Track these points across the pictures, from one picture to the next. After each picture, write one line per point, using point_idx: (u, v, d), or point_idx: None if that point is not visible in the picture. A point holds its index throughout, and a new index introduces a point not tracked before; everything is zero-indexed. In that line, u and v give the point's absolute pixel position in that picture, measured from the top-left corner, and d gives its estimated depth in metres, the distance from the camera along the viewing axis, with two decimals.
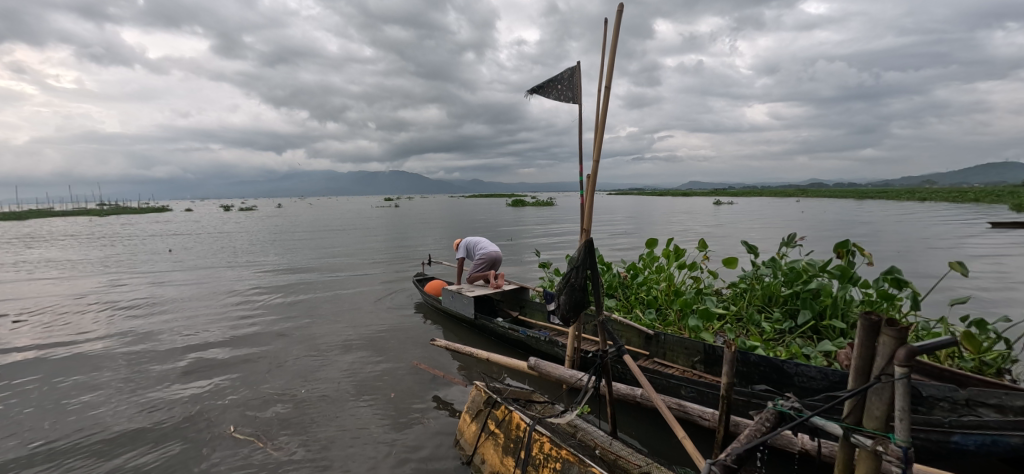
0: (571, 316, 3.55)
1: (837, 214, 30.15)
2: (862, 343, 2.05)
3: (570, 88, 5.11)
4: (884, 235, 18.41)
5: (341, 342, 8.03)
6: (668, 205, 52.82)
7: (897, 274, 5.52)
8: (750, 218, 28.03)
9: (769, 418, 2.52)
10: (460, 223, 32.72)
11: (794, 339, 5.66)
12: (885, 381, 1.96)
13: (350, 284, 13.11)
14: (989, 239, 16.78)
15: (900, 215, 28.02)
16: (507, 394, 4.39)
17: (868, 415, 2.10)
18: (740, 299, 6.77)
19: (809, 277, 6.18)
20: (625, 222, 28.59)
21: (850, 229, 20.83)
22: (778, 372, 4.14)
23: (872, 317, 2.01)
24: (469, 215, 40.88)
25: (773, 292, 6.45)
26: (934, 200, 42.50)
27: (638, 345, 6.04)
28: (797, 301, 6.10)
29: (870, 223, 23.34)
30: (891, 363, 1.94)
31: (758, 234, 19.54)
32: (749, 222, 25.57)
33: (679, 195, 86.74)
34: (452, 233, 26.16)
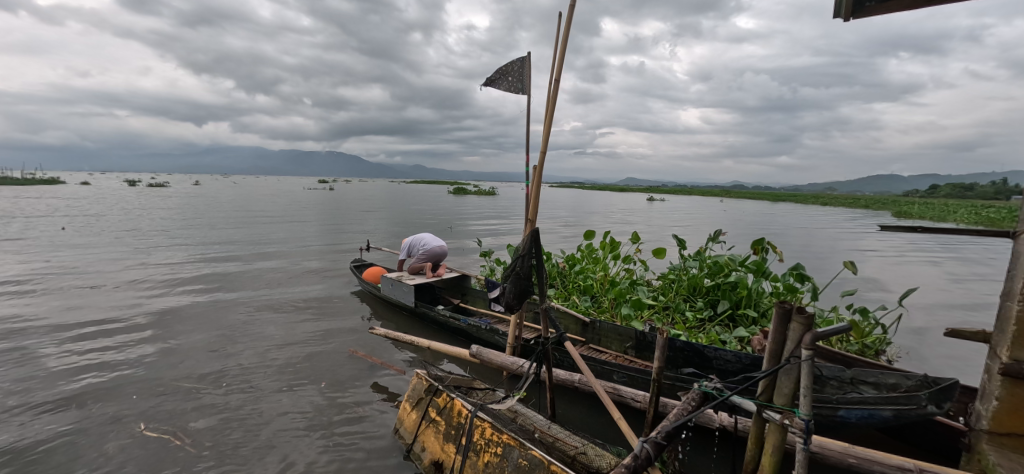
0: (515, 303, 3.59)
1: (753, 214, 33.18)
2: (776, 330, 2.28)
3: (520, 80, 5.11)
4: (792, 235, 20.56)
5: (269, 331, 7.55)
6: (606, 201, 55.01)
7: (802, 269, 6.18)
8: (680, 216, 30.00)
9: (694, 398, 2.72)
10: (402, 210, 31.80)
11: (714, 326, 6.17)
12: (794, 363, 2.21)
13: (280, 271, 12.31)
14: (874, 241, 19.35)
15: (806, 218, 31.37)
16: (449, 381, 4.38)
17: (778, 393, 2.35)
18: (668, 290, 7.22)
19: (728, 271, 6.75)
20: (566, 215, 29.38)
21: (763, 228, 23.05)
22: (699, 356, 4.49)
23: (785, 305, 2.25)
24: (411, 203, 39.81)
25: (698, 284, 6.94)
26: (833, 205, 48.10)
27: (575, 331, 6.23)
28: (718, 292, 6.63)
29: (780, 224, 25.95)
30: (799, 347, 2.19)
31: (686, 230, 21.01)
32: (679, 219, 27.37)
33: (618, 191, 90.38)
34: (393, 220, 25.36)
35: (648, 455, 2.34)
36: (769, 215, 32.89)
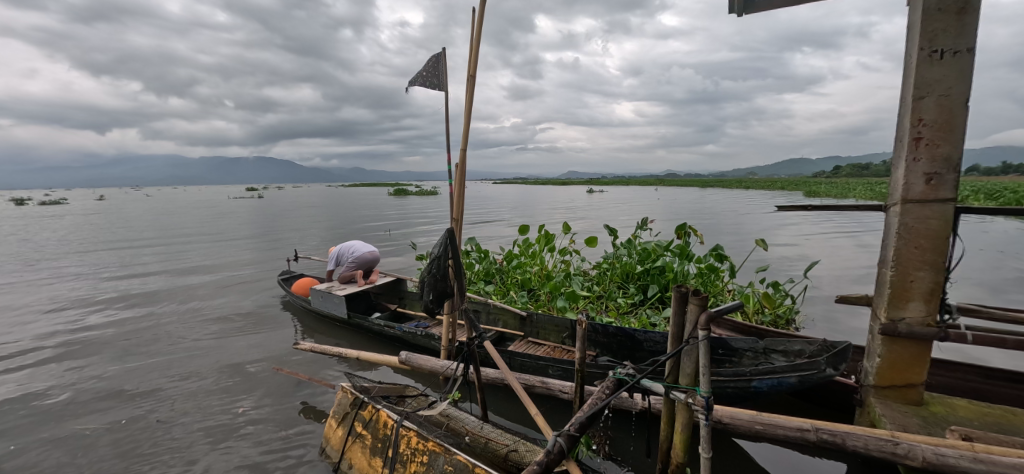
0: (436, 306, 3.50)
1: (684, 201, 35.29)
2: (676, 313, 2.37)
3: (437, 76, 4.95)
4: (717, 219, 22.08)
5: (183, 350, 6.87)
6: (549, 194, 56.00)
7: (721, 250, 6.59)
8: (617, 206, 31.23)
9: (609, 386, 2.76)
10: (339, 215, 30.41)
11: (645, 310, 6.42)
12: (693, 344, 2.30)
13: (198, 284, 11.25)
14: (786, 220, 21.25)
15: (729, 202, 33.84)
16: (377, 391, 4.16)
17: (682, 373, 2.44)
18: (602, 278, 7.41)
19: (656, 256, 7.06)
20: (509, 211, 29.56)
21: (693, 213, 24.56)
22: (631, 341, 4.50)
23: (682, 289, 2.33)
24: (349, 206, 38.14)
25: (629, 270, 7.18)
26: (752, 189, 52.34)
27: (513, 326, 6.11)
28: (648, 277, 6.90)
29: (707, 209, 27.79)
30: (696, 328, 2.27)
31: (622, 219, 21.91)
32: (616, 209, 28.51)
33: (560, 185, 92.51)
34: (329, 226, 24.18)
35: (561, 448, 2.34)
36: (697, 201, 35.11)
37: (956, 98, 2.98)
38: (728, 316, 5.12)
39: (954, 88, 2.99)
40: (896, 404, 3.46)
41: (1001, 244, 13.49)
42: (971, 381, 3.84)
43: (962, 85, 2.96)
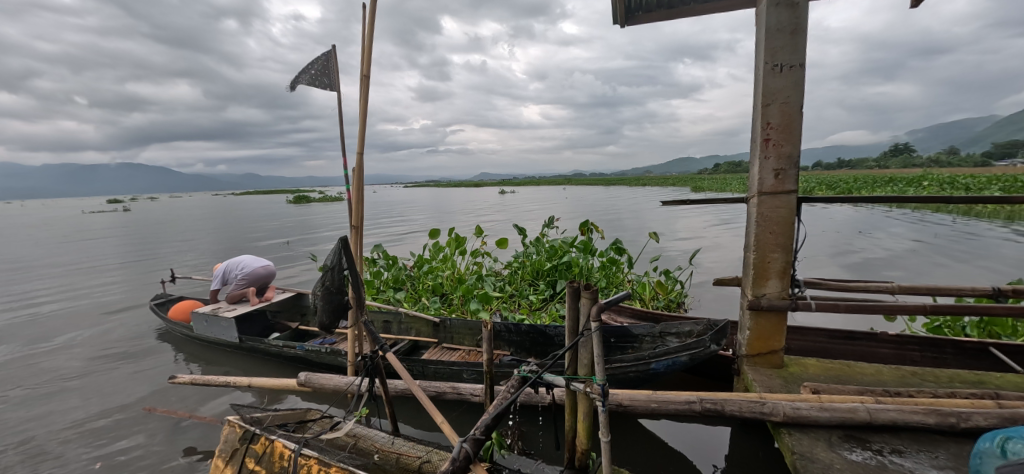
0: (332, 321, 3.28)
1: (589, 199, 37.64)
2: (571, 307, 2.51)
3: (327, 74, 4.52)
4: (618, 214, 23.83)
5: (19, 402, 5.62)
6: (463, 196, 55.87)
7: (620, 243, 7.11)
8: (529, 205, 32.21)
9: (514, 384, 2.80)
10: (228, 226, 27.24)
11: (554, 304, 6.66)
12: (587, 335, 2.43)
13: (38, 321, 9.27)
14: (676, 212, 23.64)
15: (628, 198, 36.74)
16: (271, 420, 3.75)
17: (581, 364, 2.61)
18: (514, 277, 7.54)
19: (562, 252, 7.39)
20: (422, 214, 28.94)
21: (596, 210, 26.24)
22: (544, 337, 4.51)
23: (575, 284, 2.46)
24: (241, 216, 34.35)
25: (539, 267, 7.40)
26: (649, 186, 57.44)
27: (427, 334, 5.93)
28: (555, 272, 7.17)
29: (610, 205, 29.88)
30: (589, 320, 2.42)
31: (534, 218, 22.64)
32: (528, 208, 29.38)
33: (474, 187, 92.89)
34: (217, 239, 21.53)
35: (468, 454, 2.32)
36: (601, 199, 37.60)
37: (793, 105, 3.49)
38: (628, 304, 5.50)
39: (791, 97, 3.50)
40: (764, 369, 3.99)
41: (835, 226, 16.45)
42: (818, 341, 4.57)
43: (797, 95, 3.48)
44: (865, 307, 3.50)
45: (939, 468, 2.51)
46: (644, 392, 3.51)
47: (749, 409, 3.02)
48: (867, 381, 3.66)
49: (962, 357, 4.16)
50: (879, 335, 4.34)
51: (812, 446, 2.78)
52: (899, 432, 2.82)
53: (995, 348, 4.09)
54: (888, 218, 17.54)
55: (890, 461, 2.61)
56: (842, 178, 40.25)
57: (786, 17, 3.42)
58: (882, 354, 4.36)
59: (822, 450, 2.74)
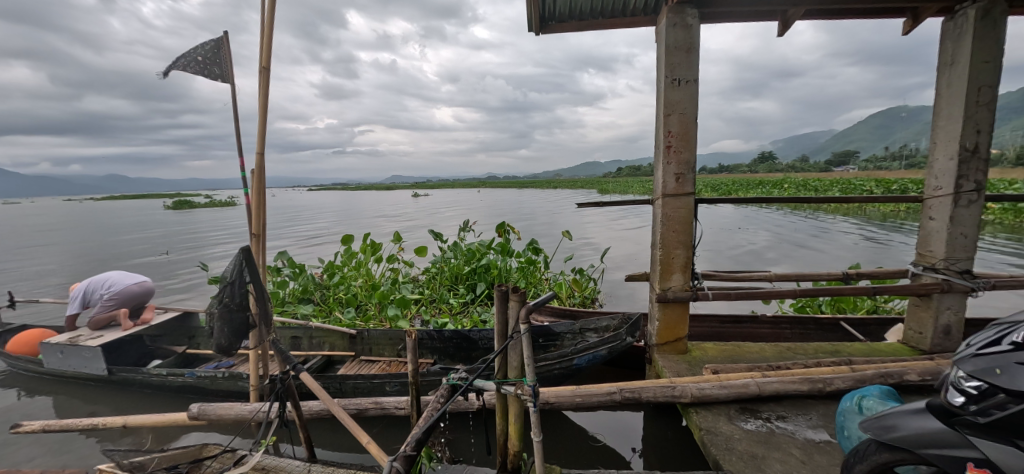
0: (233, 343, 2.91)
1: (505, 201, 38.35)
2: (500, 310, 2.53)
3: (218, 64, 3.81)
4: (533, 216, 24.58)
5: None
6: (375, 200, 53.32)
7: (536, 244, 7.34)
8: (445, 208, 31.82)
9: (443, 393, 2.75)
10: (83, 237, 22.85)
11: (475, 307, 6.63)
12: (516, 338, 2.46)
13: None
14: (585, 213, 25.04)
15: (541, 199, 38.12)
16: (156, 463, 3.20)
17: (511, 366, 2.63)
18: (432, 282, 7.37)
19: (481, 255, 7.41)
20: (330, 219, 27.10)
21: (512, 213, 26.80)
22: (467, 341, 4.44)
23: (503, 287, 2.48)
24: (100, 225, 29.04)
25: (458, 271, 7.33)
26: (560, 188, 60.10)
27: (342, 347, 5.52)
28: (475, 275, 7.15)
29: (524, 207, 30.69)
30: (518, 322, 2.45)
31: (450, 221, 22.41)
32: (444, 211, 28.99)
33: (387, 189, 89.25)
34: (67, 253, 17.94)
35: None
36: (515, 201, 38.48)
37: (688, 116, 3.88)
38: (549, 303, 5.67)
39: (686, 109, 3.88)
40: (671, 356, 4.37)
41: (719, 223, 18.71)
42: (714, 326, 5.14)
43: (691, 107, 3.87)
44: (751, 294, 4.01)
45: (813, 427, 2.95)
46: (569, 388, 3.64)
47: (662, 394, 3.28)
48: (754, 358, 4.20)
49: (821, 330, 4.98)
50: (760, 317, 5.02)
51: (716, 421, 3.10)
52: (781, 401, 3.27)
53: (844, 322, 4.96)
54: (759, 216, 20.42)
55: (777, 426, 3.01)
56: (722, 181, 45.96)
57: (681, 36, 3.79)
58: (763, 334, 5.04)
59: (724, 424, 3.07)
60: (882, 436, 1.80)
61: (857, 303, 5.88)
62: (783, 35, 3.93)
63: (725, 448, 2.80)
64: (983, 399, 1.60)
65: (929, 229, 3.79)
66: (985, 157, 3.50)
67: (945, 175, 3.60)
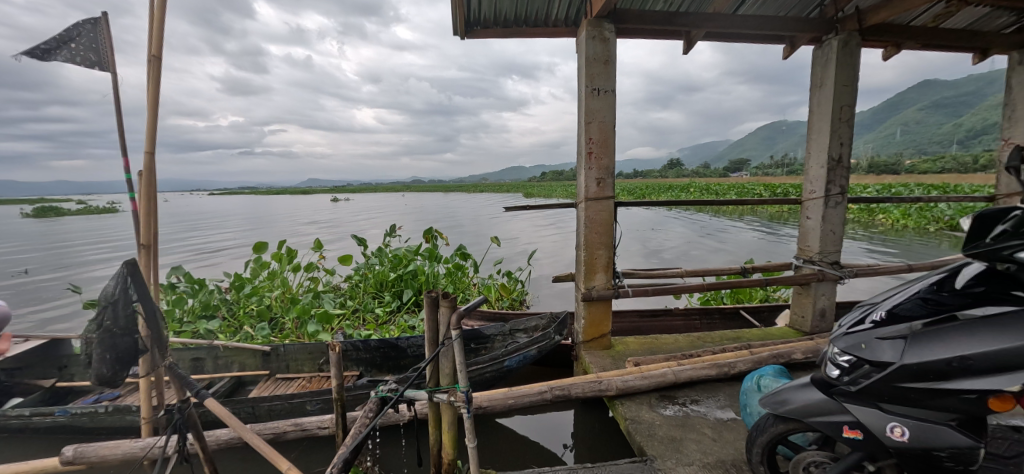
0: (116, 372, 2.50)
1: (432, 205, 37.65)
2: (430, 317, 2.49)
3: (95, 50, 3.11)
4: (460, 220, 24.41)
5: None
6: (288, 205, 49.40)
7: (464, 248, 7.30)
8: (367, 214, 30.47)
9: (372, 408, 2.64)
10: None
11: (402, 315, 6.40)
12: (448, 344, 2.44)
13: None
14: (512, 217, 25.46)
15: (468, 204, 38.04)
16: None
17: (442, 373, 2.59)
18: (356, 291, 7.00)
19: (407, 261, 7.19)
20: (236, 227, 24.60)
21: (440, 217, 26.39)
22: (396, 350, 4.24)
23: (433, 293, 2.44)
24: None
25: (383, 278, 7.05)
26: (488, 193, 60.42)
27: (254, 366, 4.99)
28: (402, 282, 6.90)
29: (452, 211, 30.42)
30: (450, 328, 2.43)
31: (373, 227, 21.48)
32: (367, 217, 27.73)
33: (303, 194, 83.23)
34: None
35: None
36: (442, 205, 37.94)
37: (607, 124, 4.11)
38: (479, 307, 5.66)
39: (605, 117, 4.12)
40: (597, 352, 4.58)
41: (635, 225, 20.07)
42: (633, 321, 5.50)
43: (610, 115, 4.11)
44: (666, 289, 4.35)
45: (721, 407, 3.27)
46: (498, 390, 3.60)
47: (590, 389, 3.43)
48: (670, 348, 4.56)
49: (725, 319, 5.54)
50: (674, 310, 5.46)
51: (639, 410, 3.31)
52: (694, 386, 3.59)
53: (743, 311, 5.57)
54: (669, 217, 22.25)
55: (691, 409, 3.28)
56: (636, 185, 49.44)
57: (600, 49, 4.01)
58: (676, 325, 5.49)
59: (646, 411, 3.29)
60: (779, 409, 2.05)
61: (752, 293, 6.65)
62: (687, 53, 4.33)
63: (648, 434, 2.99)
64: (854, 370, 1.88)
65: (807, 227, 4.38)
66: (846, 166, 4.14)
67: (818, 180, 4.20)
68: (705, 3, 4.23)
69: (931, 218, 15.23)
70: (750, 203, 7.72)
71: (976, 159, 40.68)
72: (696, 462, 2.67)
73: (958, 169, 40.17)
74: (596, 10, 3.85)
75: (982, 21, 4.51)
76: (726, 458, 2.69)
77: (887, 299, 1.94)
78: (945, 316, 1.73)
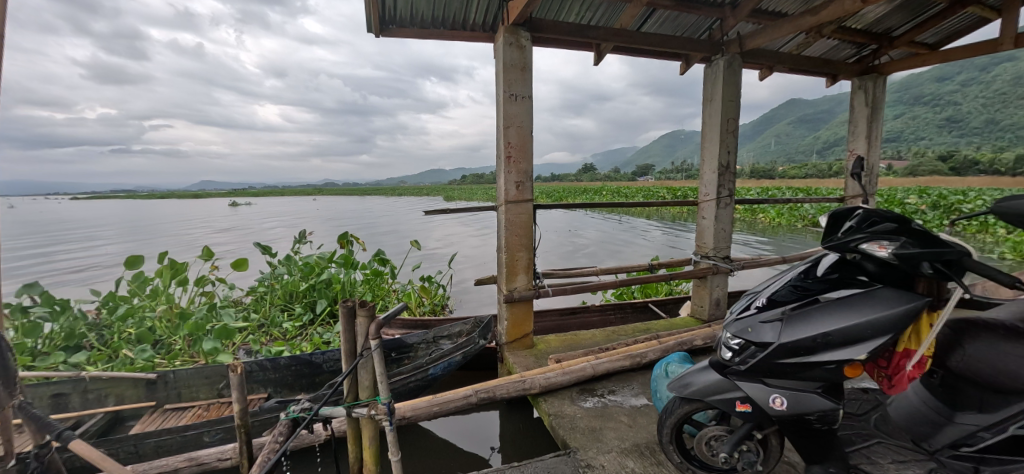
0: None
1: (347, 209, 35.59)
2: (346, 328, 2.36)
3: None
4: (377, 224, 23.33)
5: None
6: (171, 210, 43.25)
7: (383, 254, 6.99)
8: (271, 219, 27.80)
9: (283, 429, 2.49)
10: None
11: (315, 328, 5.93)
12: (366, 355, 2.34)
13: None
14: (433, 220, 24.96)
15: (386, 207, 36.51)
16: None
17: (361, 387, 2.47)
18: (261, 304, 6.36)
19: (320, 269, 6.71)
20: (102, 236, 20.92)
21: (355, 222, 24.98)
22: (309, 367, 3.85)
23: (349, 303, 2.32)
24: None
25: (292, 289, 6.48)
26: (407, 196, 58.56)
27: (135, 399, 4.18)
28: (314, 292, 6.40)
29: (368, 215, 28.98)
30: (368, 338, 2.33)
31: (278, 233, 19.65)
32: (271, 222, 25.32)
33: (192, 197, 73.61)
34: None
35: None
36: (357, 209, 35.92)
37: (525, 129, 4.22)
38: (400, 316, 5.46)
39: (523, 121, 4.22)
40: (521, 352, 4.67)
41: (553, 227, 20.81)
42: (554, 320, 5.70)
43: (527, 121, 4.23)
44: (583, 288, 4.57)
45: (635, 395, 3.52)
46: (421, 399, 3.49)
47: (514, 389, 3.48)
48: (589, 344, 4.81)
49: (636, 313, 5.98)
50: (591, 307, 5.75)
51: (561, 405, 3.43)
52: (611, 377, 3.82)
53: (651, 304, 6.05)
54: (584, 219, 23.43)
55: (609, 400, 3.48)
56: (554, 189, 51.35)
57: (517, 55, 4.10)
58: (594, 321, 5.80)
59: (568, 406, 3.42)
60: (683, 391, 2.25)
61: (659, 288, 7.25)
62: (598, 64, 4.62)
63: (570, 427, 3.11)
64: (743, 351, 2.14)
65: (703, 226, 4.89)
66: (732, 171, 4.70)
67: (711, 184, 4.72)
68: (613, 18, 4.54)
69: (797, 217, 17.90)
70: (654, 205, 8.43)
71: (827, 167, 48.70)
72: (614, 448, 2.84)
73: (816, 175, 47.76)
74: (512, 17, 3.93)
75: (831, 51, 5.42)
76: (641, 442, 2.88)
77: (766, 287, 2.24)
78: (810, 299, 2.04)
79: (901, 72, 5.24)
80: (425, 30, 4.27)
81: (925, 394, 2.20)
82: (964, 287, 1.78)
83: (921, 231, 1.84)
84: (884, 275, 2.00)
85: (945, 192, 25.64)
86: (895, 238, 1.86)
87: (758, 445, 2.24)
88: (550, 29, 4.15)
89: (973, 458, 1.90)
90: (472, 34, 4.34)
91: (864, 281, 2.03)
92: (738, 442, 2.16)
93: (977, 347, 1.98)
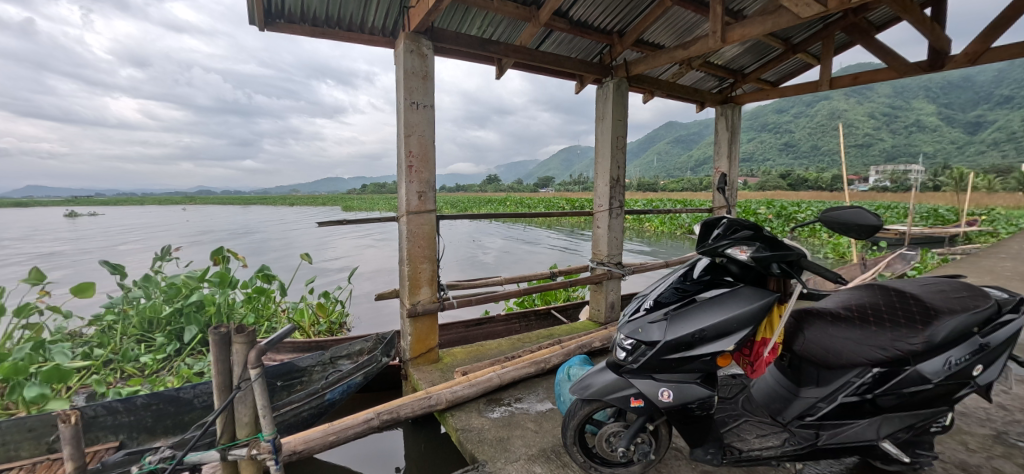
0: None
1: (228, 220, 31.49)
2: (219, 359, 2.06)
3: None
4: (263, 237, 20.94)
5: None
6: None
7: (268, 270, 6.24)
8: (120, 232, 23.26)
9: None
10: None
11: (183, 359, 5.03)
12: (245, 387, 2.07)
13: None
14: (329, 232, 23.22)
15: (273, 219, 33.01)
16: None
17: (239, 424, 2.17)
18: (107, 336, 5.22)
19: (189, 290, 5.76)
20: None
21: (233, 235, 22.04)
22: (176, 405, 3.24)
23: (220, 331, 2.03)
24: None
25: (151, 315, 5.46)
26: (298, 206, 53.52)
27: None
28: (181, 317, 5.43)
29: (250, 227, 25.78)
30: (247, 368, 2.06)
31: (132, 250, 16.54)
32: (120, 236, 21.16)
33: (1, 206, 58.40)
34: None
35: None
36: (236, 220, 31.79)
37: (427, 139, 4.14)
38: (288, 339, 4.92)
39: (425, 131, 4.13)
40: (425, 367, 4.50)
41: (459, 237, 20.72)
42: (460, 332, 5.62)
43: (428, 131, 4.15)
44: (487, 297, 4.57)
45: (540, 400, 3.62)
46: (306, 432, 2.99)
47: (420, 407, 3.33)
48: (494, 353, 4.83)
49: (539, 320, 6.18)
50: (496, 317, 5.80)
51: (468, 418, 3.37)
52: (517, 385, 3.88)
53: (553, 310, 6.33)
54: (490, 229, 23.75)
55: (515, 408, 3.52)
56: (460, 200, 51.15)
57: (418, 63, 4.02)
58: (499, 330, 5.85)
59: (475, 418, 3.38)
60: (585, 393, 2.36)
61: (559, 294, 7.61)
62: (500, 77, 4.75)
63: (477, 440, 3.07)
64: (635, 350, 2.32)
65: (598, 234, 5.27)
66: (622, 184, 5.15)
67: (604, 196, 5.10)
68: (513, 35, 4.71)
69: (677, 225, 20.24)
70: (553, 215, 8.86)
71: (698, 182, 56.10)
72: (522, 456, 2.87)
73: (692, 189, 54.72)
74: (412, 25, 3.85)
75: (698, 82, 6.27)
76: (547, 447, 2.96)
77: (653, 290, 2.46)
78: (688, 299, 2.29)
79: (751, 103, 6.25)
80: (318, 29, 3.95)
81: (779, 374, 2.63)
82: (803, 283, 2.15)
83: (771, 237, 2.18)
84: (744, 276, 2.33)
85: (784, 204, 31.20)
86: (753, 243, 2.19)
87: (650, 436, 2.45)
88: (451, 40, 4.15)
89: (815, 425, 2.30)
90: (369, 37, 4.14)
91: (730, 281, 2.35)
92: (633, 435, 2.33)
93: (814, 331, 2.42)
